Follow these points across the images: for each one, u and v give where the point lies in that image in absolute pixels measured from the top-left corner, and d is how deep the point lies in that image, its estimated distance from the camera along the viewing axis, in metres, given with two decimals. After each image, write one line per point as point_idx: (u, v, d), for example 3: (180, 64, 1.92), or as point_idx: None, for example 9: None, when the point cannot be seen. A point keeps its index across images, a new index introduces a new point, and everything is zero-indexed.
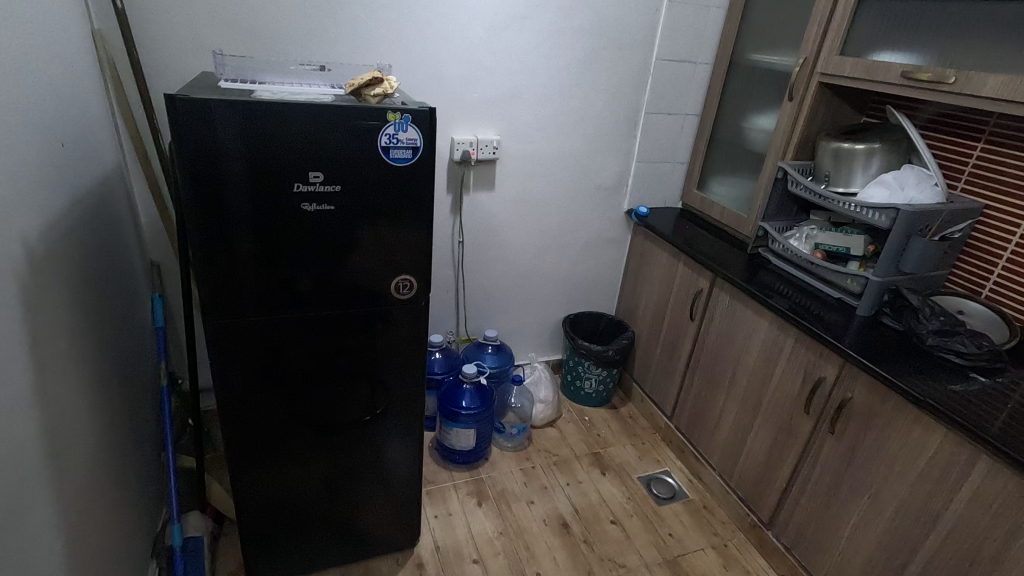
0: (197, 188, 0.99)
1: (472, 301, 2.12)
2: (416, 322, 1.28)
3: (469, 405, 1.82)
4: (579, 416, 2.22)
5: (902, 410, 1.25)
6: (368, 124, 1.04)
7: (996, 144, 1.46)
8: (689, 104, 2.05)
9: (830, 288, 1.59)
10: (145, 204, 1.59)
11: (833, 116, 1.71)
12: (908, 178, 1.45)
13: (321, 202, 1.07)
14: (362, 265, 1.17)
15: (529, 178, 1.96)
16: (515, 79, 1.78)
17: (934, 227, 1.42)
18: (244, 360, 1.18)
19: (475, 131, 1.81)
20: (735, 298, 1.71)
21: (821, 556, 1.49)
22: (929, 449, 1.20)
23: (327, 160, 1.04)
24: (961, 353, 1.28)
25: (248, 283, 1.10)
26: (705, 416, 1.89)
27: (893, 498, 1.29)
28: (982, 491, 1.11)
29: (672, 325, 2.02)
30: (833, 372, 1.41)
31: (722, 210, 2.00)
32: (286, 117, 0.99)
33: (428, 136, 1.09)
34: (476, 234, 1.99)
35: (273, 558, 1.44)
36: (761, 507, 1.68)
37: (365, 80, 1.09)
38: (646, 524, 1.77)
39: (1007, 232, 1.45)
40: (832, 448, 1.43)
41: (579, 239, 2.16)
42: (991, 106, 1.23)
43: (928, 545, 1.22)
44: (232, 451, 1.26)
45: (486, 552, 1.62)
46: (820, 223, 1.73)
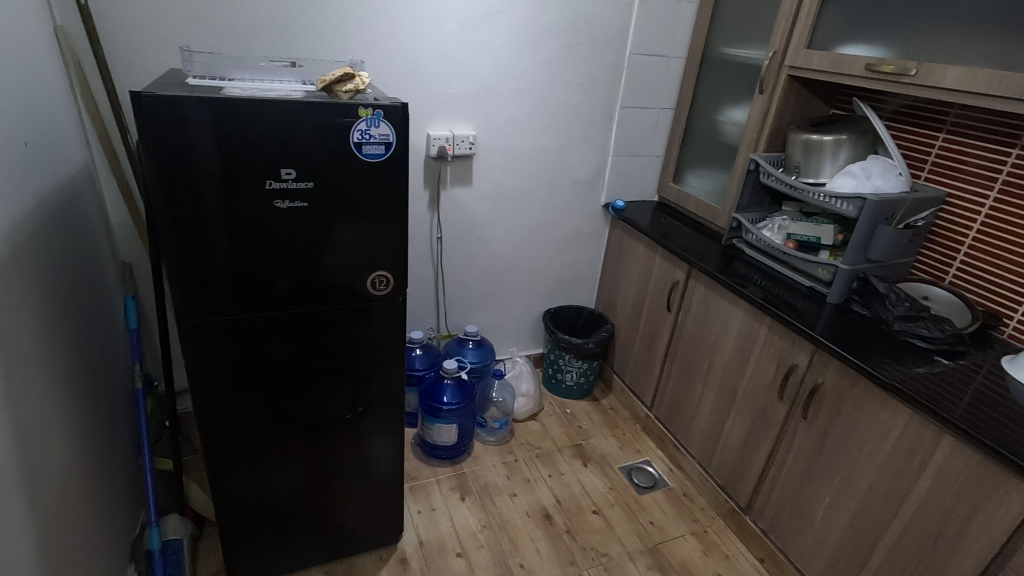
0: (166, 186, 0.98)
1: (452, 297, 2.12)
2: (394, 318, 1.28)
3: (451, 401, 1.82)
4: (561, 409, 2.24)
5: (870, 394, 1.29)
6: (340, 121, 1.04)
7: (957, 134, 1.51)
8: (664, 98, 2.07)
9: (801, 277, 1.63)
10: (115, 204, 1.56)
11: (802, 109, 1.75)
12: (874, 168, 1.50)
13: (294, 200, 1.07)
14: (338, 263, 1.16)
15: (506, 173, 1.97)
16: (490, 74, 1.79)
17: (898, 216, 1.47)
18: (221, 360, 1.17)
19: (451, 127, 1.81)
20: (710, 288, 1.74)
21: (796, 539, 1.53)
22: (896, 430, 1.24)
23: (299, 157, 1.04)
24: (926, 337, 1.33)
25: (222, 282, 1.09)
26: (683, 405, 1.92)
27: (863, 480, 1.33)
28: (945, 469, 1.15)
29: (651, 317, 2.04)
30: (805, 358, 1.45)
31: (697, 202, 2.03)
32: (256, 114, 0.98)
33: (401, 131, 1.09)
34: (455, 230, 1.99)
35: (256, 559, 1.43)
36: (739, 493, 1.72)
37: (336, 76, 1.09)
38: (628, 513, 1.79)
39: (969, 220, 1.49)
40: (805, 433, 1.47)
41: (558, 234, 2.18)
42: (952, 97, 1.27)
43: (896, 523, 1.26)
44: (211, 452, 1.25)
45: (470, 545, 1.63)
46: (792, 214, 1.76)
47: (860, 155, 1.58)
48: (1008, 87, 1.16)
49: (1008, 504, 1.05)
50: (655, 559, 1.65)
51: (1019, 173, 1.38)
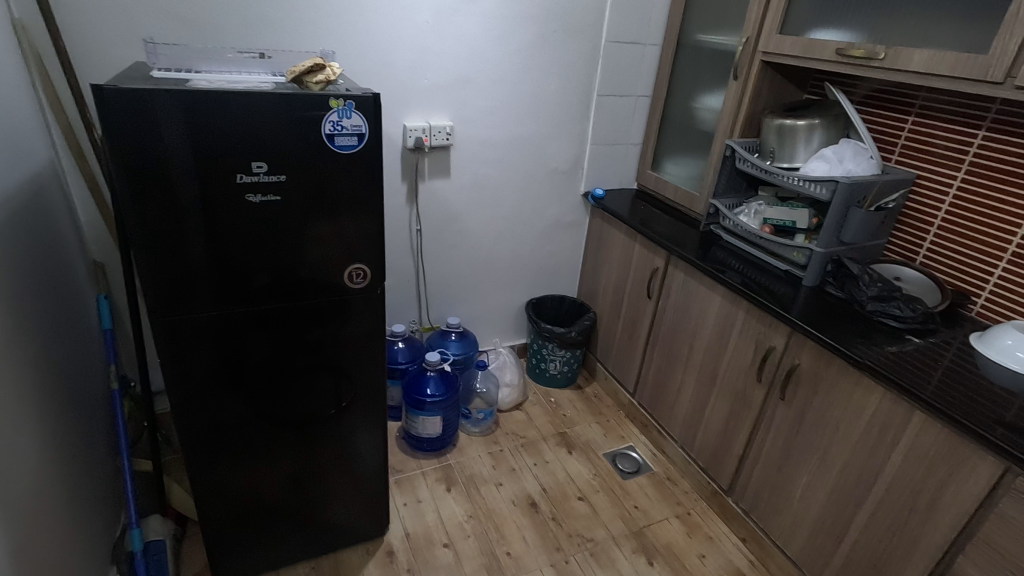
0: (135, 182, 0.96)
1: (433, 289, 2.11)
2: (374, 311, 1.27)
3: (434, 393, 1.82)
4: (545, 398, 2.26)
5: (844, 373, 1.32)
6: (311, 113, 1.02)
7: (925, 117, 1.53)
8: (640, 86, 2.08)
9: (777, 261, 1.65)
10: (83, 202, 1.53)
11: (776, 94, 1.77)
12: (846, 152, 1.52)
13: (267, 193, 1.05)
14: (315, 258, 1.15)
15: (485, 164, 1.96)
16: (466, 64, 1.77)
17: (869, 198, 1.50)
18: (198, 357, 1.16)
19: (427, 118, 1.80)
20: (689, 274, 1.76)
21: (777, 517, 1.56)
22: (870, 408, 1.27)
23: (271, 150, 1.02)
24: (898, 317, 1.36)
25: (197, 279, 1.08)
26: (665, 390, 1.94)
27: (839, 458, 1.36)
28: (917, 444, 1.18)
29: (632, 304, 2.06)
30: (782, 341, 1.47)
31: (675, 189, 2.05)
32: (225, 107, 0.96)
33: (373, 123, 1.08)
34: (435, 222, 1.98)
35: (242, 556, 1.42)
36: (720, 475, 1.74)
37: (306, 67, 1.07)
38: (613, 499, 1.81)
39: (937, 202, 1.53)
40: (783, 414, 1.50)
41: (538, 224, 2.18)
42: (919, 80, 1.29)
43: (871, 498, 1.29)
44: (192, 451, 1.24)
45: (456, 535, 1.64)
46: (768, 198, 1.78)
47: (833, 140, 1.60)
48: (973, 69, 1.19)
49: (975, 475, 1.09)
50: (640, 543, 1.67)
51: (984, 155, 1.42)
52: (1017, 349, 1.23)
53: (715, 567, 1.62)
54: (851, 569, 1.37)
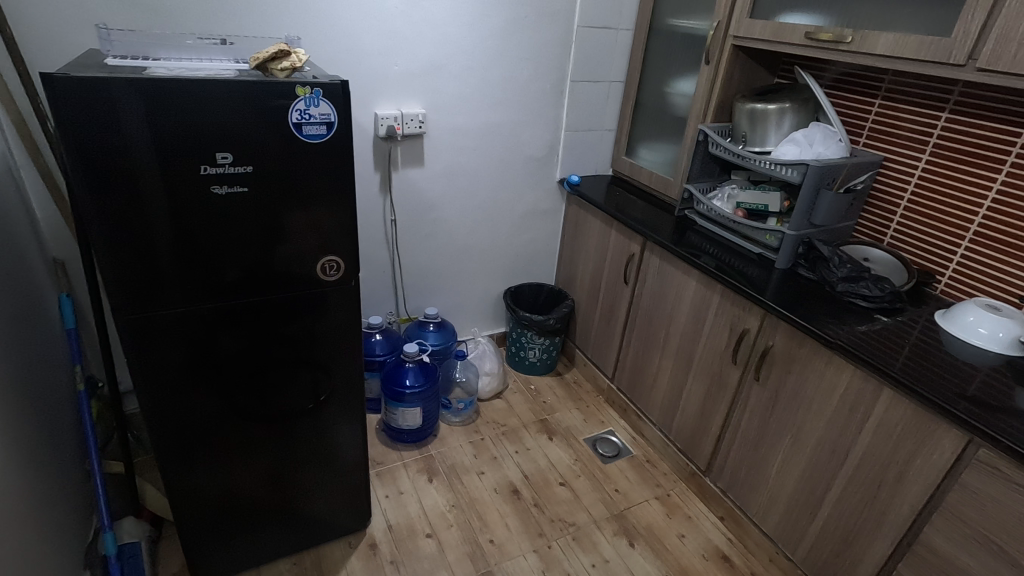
0: (92, 175, 0.92)
1: (410, 280, 2.09)
2: (350, 303, 1.25)
3: (413, 384, 1.81)
4: (525, 385, 2.26)
5: (816, 353, 1.35)
6: (276, 102, 0.99)
7: (891, 100, 1.56)
8: (613, 71, 2.07)
9: (750, 244, 1.67)
10: (39, 197, 1.47)
11: (747, 79, 1.78)
12: (816, 135, 1.53)
13: (233, 184, 1.02)
14: (288, 250, 1.13)
15: (458, 151, 1.94)
16: (437, 50, 1.74)
17: (839, 180, 1.52)
18: (167, 355, 1.12)
19: (399, 106, 1.77)
20: (664, 260, 1.77)
21: (753, 495, 1.60)
22: (841, 386, 1.30)
23: (235, 140, 0.99)
24: (867, 297, 1.39)
25: (165, 274, 1.05)
26: (643, 375, 1.96)
27: (812, 436, 1.39)
28: (885, 419, 1.22)
29: (609, 291, 2.07)
30: (756, 323, 1.49)
31: (650, 174, 2.05)
32: (186, 96, 0.93)
33: (342, 110, 1.05)
34: (409, 211, 1.96)
35: (223, 554, 1.41)
36: (699, 456, 1.78)
37: (270, 53, 1.04)
38: (594, 483, 1.84)
39: (904, 183, 1.56)
40: (758, 395, 1.53)
41: (514, 212, 2.17)
42: (885, 63, 1.31)
43: (843, 473, 1.33)
44: (164, 452, 1.21)
45: (439, 525, 1.64)
46: (740, 182, 1.81)
47: (803, 123, 1.62)
48: (936, 52, 1.21)
49: (941, 448, 1.12)
50: (621, 525, 1.69)
51: (948, 137, 1.45)
52: (980, 325, 1.28)
53: (694, 546, 1.65)
54: (825, 542, 1.41)
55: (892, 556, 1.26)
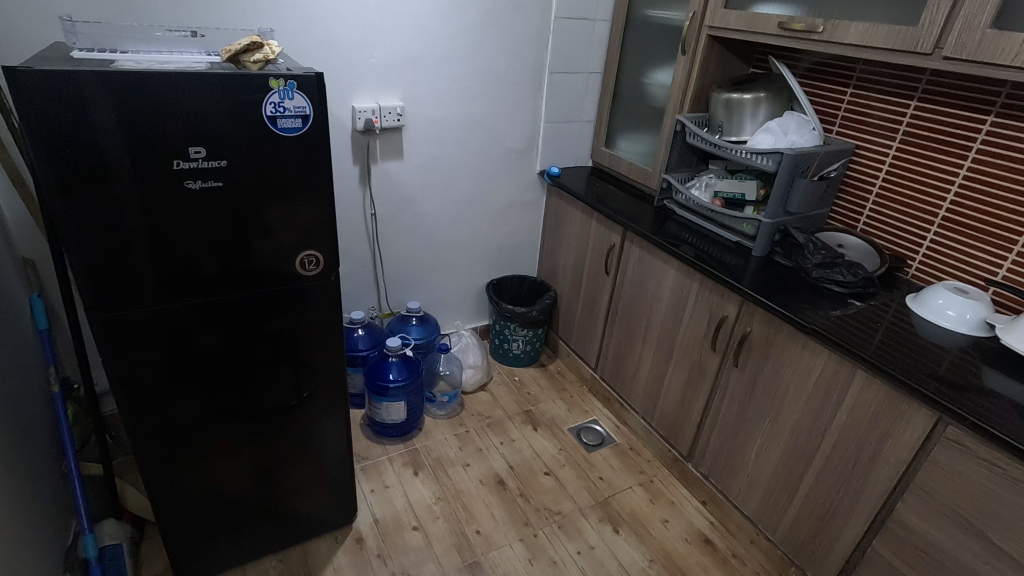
0: (60, 171, 0.90)
1: (392, 274, 2.08)
2: (331, 297, 1.25)
3: (397, 378, 1.81)
4: (509, 377, 2.28)
5: (792, 338, 1.38)
6: (249, 96, 0.98)
7: (862, 89, 1.59)
8: (591, 62, 2.07)
9: (728, 233, 1.70)
10: (5, 195, 1.43)
11: (723, 69, 1.80)
12: (790, 124, 1.56)
13: (208, 179, 1.01)
14: (266, 246, 1.12)
15: (438, 144, 1.93)
16: (414, 42, 1.73)
17: (812, 168, 1.55)
18: (145, 354, 1.11)
19: (376, 98, 1.75)
20: (644, 249, 1.79)
21: (733, 479, 1.63)
22: (816, 369, 1.33)
23: (208, 134, 0.97)
24: (841, 282, 1.42)
25: (140, 271, 1.03)
26: (626, 363, 1.99)
27: (789, 419, 1.42)
28: (859, 401, 1.25)
29: (590, 281, 2.09)
30: (734, 310, 1.52)
31: (629, 165, 2.07)
32: (157, 89, 0.91)
33: (318, 103, 1.04)
34: (389, 205, 1.95)
35: (207, 554, 1.40)
36: (680, 442, 1.81)
37: (242, 45, 1.02)
38: (578, 472, 1.86)
39: (876, 170, 1.59)
40: (737, 380, 1.56)
41: (495, 204, 2.17)
42: (856, 52, 1.33)
43: (820, 454, 1.36)
44: (144, 452, 1.19)
45: (425, 518, 1.65)
46: (718, 172, 1.83)
47: (777, 112, 1.64)
48: (904, 41, 1.23)
49: (911, 427, 1.16)
50: (605, 512, 1.71)
51: (916, 125, 1.48)
52: (948, 308, 1.32)
53: (677, 530, 1.68)
54: (803, 521, 1.45)
55: (867, 533, 1.30)
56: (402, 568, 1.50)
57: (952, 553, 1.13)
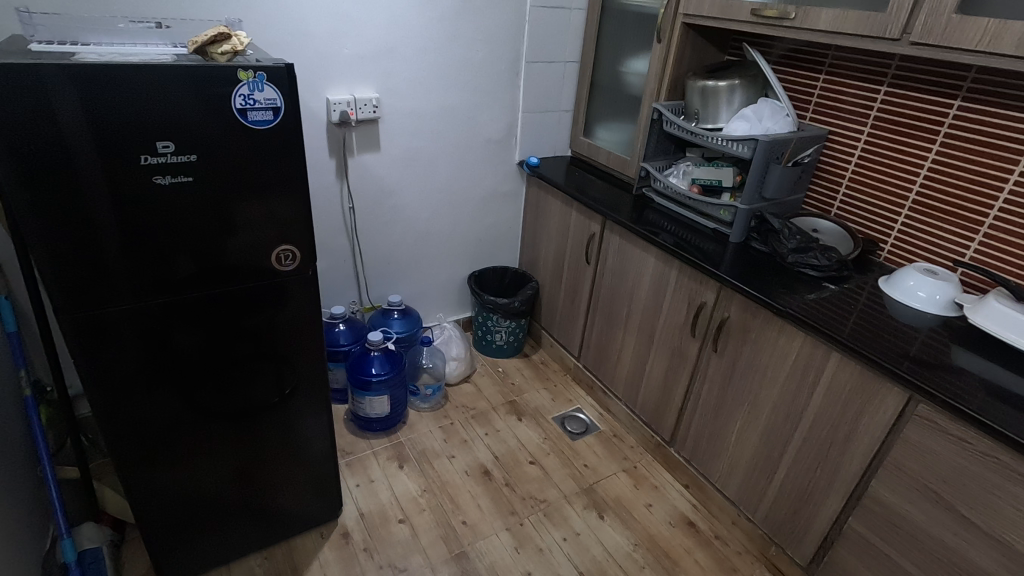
0: (22, 168, 0.88)
1: (372, 268, 2.07)
2: (310, 292, 1.23)
3: (379, 372, 1.80)
4: (493, 368, 2.28)
5: (769, 322, 1.40)
6: (217, 89, 0.96)
7: (834, 75, 1.61)
8: (568, 51, 2.07)
9: (706, 220, 1.72)
10: None
11: (698, 57, 1.81)
12: (765, 111, 1.58)
13: (177, 174, 0.99)
14: (242, 241, 1.10)
15: (415, 137, 1.91)
16: (388, 32, 1.71)
17: (787, 154, 1.57)
18: (121, 354, 1.09)
19: (351, 90, 1.73)
20: (624, 238, 1.80)
21: (715, 462, 1.66)
22: (793, 353, 1.36)
23: (177, 127, 0.95)
24: (815, 267, 1.45)
25: (111, 270, 1.01)
26: (608, 351, 2.00)
27: (768, 402, 1.45)
28: (834, 382, 1.28)
29: (572, 271, 2.09)
30: (712, 296, 1.54)
31: (608, 154, 2.07)
32: (121, 82, 0.89)
33: (288, 95, 1.03)
34: (368, 199, 1.93)
35: (191, 554, 1.38)
36: (663, 428, 1.83)
37: (209, 36, 1.00)
38: (563, 460, 1.87)
39: (848, 155, 1.62)
40: (716, 364, 1.58)
41: (475, 195, 2.16)
42: (827, 38, 1.35)
43: (797, 436, 1.39)
44: (122, 453, 1.17)
45: (411, 511, 1.65)
46: (695, 159, 1.84)
47: (752, 100, 1.66)
48: (873, 27, 1.25)
49: (884, 406, 1.19)
50: (590, 499, 1.73)
51: (887, 110, 1.51)
52: (919, 289, 1.35)
53: (661, 514, 1.71)
54: (783, 501, 1.48)
55: (844, 510, 1.33)
56: (389, 561, 1.50)
57: (924, 526, 1.17)
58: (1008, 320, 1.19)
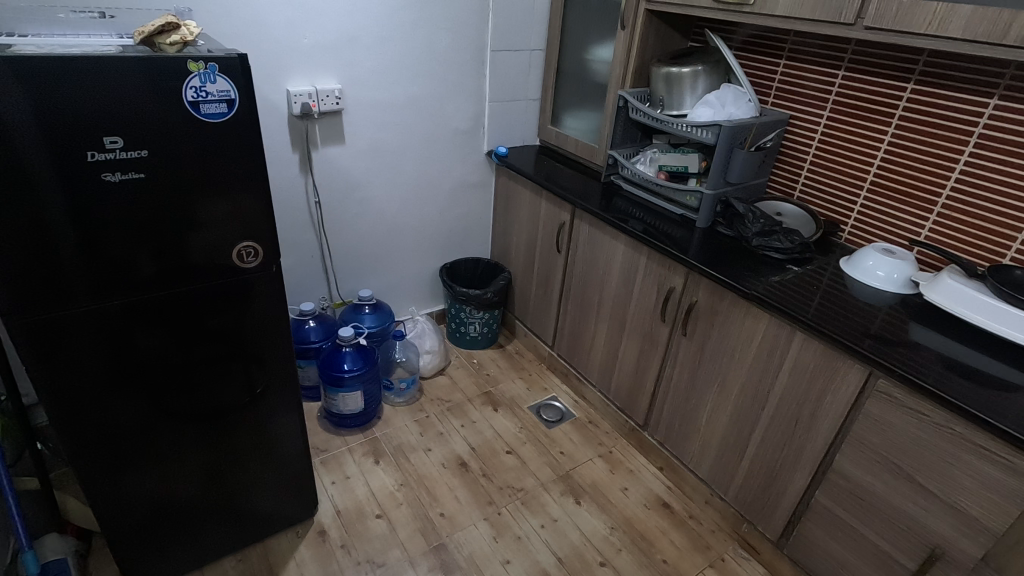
0: None
1: (341, 263, 2.04)
2: (275, 290, 1.21)
3: (352, 367, 1.78)
4: (467, 360, 2.28)
5: (736, 305, 1.42)
6: (166, 81, 0.93)
7: (795, 60, 1.63)
8: (533, 39, 2.06)
9: (673, 206, 1.74)
10: None
11: (661, 43, 1.81)
12: (727, 97, 1.60)
13: (127, 171, 0.95)
14: (202, 239, 1.07)
15: (380, 128, 1.88)
16: (348, 20, 1.67)
17: (750, 139, 1.59)
18: (80, 358, 1.05)
19: (313, 82, 1.69)
20: (593, 226, 1.81)
21: (687, 444, 1.69)
22: (759, 334, 1.39)
23: (124, 122, 0.91)
24: (780, 249, 1.48)
25: (64, 272, 0.97)
26: (581, 339, 2.02)
27: (736, 383, 1.48)
28: (799, 362, 1.31)
29: (543, 260, 2.10)
30: (680, 281, 1.56)
31: (576, 143, 2.07)
32: (61, 76, 0.85)
33: (243, 87, 0.99)
34: (334, 192, 1.89)
35: (161, 560, 1.35)
36: (636, 413, 1.85)
37: (156, 26, 0.97)
38: (539, 448, 1.88)
39: (809, 139, 1.65)
40: (686, 348, 1.60)
41: (444, 186, 2.14)
42: (786, 23, 1.36)
43: (765, 415, 1.43)
44: (86, 460, 1.14)
45: (388, 505, 1.64)
46: (661, 146, 1.85)
47: (715, 86, 1.68)
48: (828, 12, 1.27)
49: (846, 382, 1.23)
50: (567, 485, 1.75)
51: (846, 94, 1.54)
52: (878, 269, 1.39)
53: (637, 497, 1.73)
54: (752, 479, 1.52)
55: (810, 485, 1.37)
56: (367, 557, 1.50)
57: (885, 497, 1.22)
58: (960, 296, 1.23)
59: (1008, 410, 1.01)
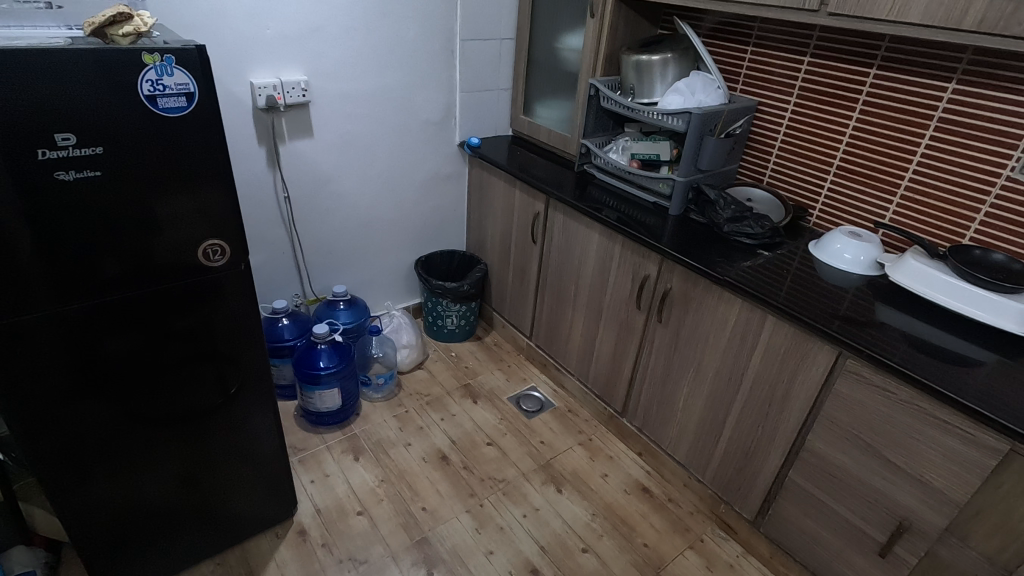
0: None
1: (314, 259, 2.00)
2: (245, 288, 1.18)
3: (328, 365, 1.76)
4: (445, 353, 2.27)
5: (709, 291, 1.44)
6: (119, 74, 0.89)
7: (762, 47, 1.65)
8: (503, 28, 2.04)
9: (646, 194, 1.75)
10: None
11: (631, 31, 1.82)
12: (697, 84, 1.60)
13: (83, 169, 0.91)
14: (167, 239, 1.04)
15: (349, 120, 1.85)
16: (313, 10, 1.63)
17: (719, 126, 1.60)
18: (42, 364, 1.01)
19: (277, 73, 1.65)
20: (568, 216, 1.81)
21: (665, 429, 1.71)
22: (732, 319, 1.41)
23: (77, 119, 0.88)
24: (750, 235, 1.50)
25: (19, 276, 0.93)
26: (559, 329, 2.02)
27: (711, 367, 1.50)
28: (770, 345, 1.34)
29: (519, 251, 2.09)
30: (655, 269, 1.57)
31: (548, 132, 2.07)
32: (5, 72, 0.81)
33: (202, 79, 0.96)
34: (304, 187, 1.86)
35: (135, 567, 1.32)
36: (615, 400, 1.87)
37: (107, 17, 0.93)
38: (520, 438, 1.89)
39: (777, 125, 1.67)
40: (661, 334, 1.62)
41: (417, 179, 2.12)
42: (752, 10, 1.38)
43: (739, 398, 1.45)
44: (52, 468, 1.10)
45: (369, 502, 1.63)
46: (633, 134, 1.86)
47: (684, 73, 1.68)
48: None
49: (816, 364, 1.26)
50: (548, 474, 1.76)
51: (812, 80, 1.56)
52: (845, 252, 1.42)
53: (617, 483, 1.76)
54: (729, 461, 1.55)
55: (784, 464, 1.40)
56: (348, 554, 1.49)
57: (855, 473, 1.25)
58: (924, 276, 1.26)
59: (970, 386, 1.04)
